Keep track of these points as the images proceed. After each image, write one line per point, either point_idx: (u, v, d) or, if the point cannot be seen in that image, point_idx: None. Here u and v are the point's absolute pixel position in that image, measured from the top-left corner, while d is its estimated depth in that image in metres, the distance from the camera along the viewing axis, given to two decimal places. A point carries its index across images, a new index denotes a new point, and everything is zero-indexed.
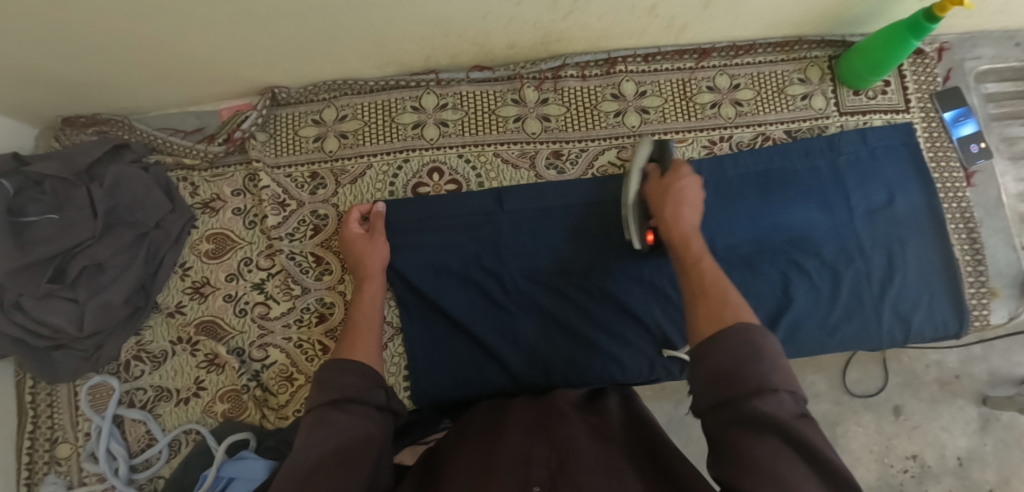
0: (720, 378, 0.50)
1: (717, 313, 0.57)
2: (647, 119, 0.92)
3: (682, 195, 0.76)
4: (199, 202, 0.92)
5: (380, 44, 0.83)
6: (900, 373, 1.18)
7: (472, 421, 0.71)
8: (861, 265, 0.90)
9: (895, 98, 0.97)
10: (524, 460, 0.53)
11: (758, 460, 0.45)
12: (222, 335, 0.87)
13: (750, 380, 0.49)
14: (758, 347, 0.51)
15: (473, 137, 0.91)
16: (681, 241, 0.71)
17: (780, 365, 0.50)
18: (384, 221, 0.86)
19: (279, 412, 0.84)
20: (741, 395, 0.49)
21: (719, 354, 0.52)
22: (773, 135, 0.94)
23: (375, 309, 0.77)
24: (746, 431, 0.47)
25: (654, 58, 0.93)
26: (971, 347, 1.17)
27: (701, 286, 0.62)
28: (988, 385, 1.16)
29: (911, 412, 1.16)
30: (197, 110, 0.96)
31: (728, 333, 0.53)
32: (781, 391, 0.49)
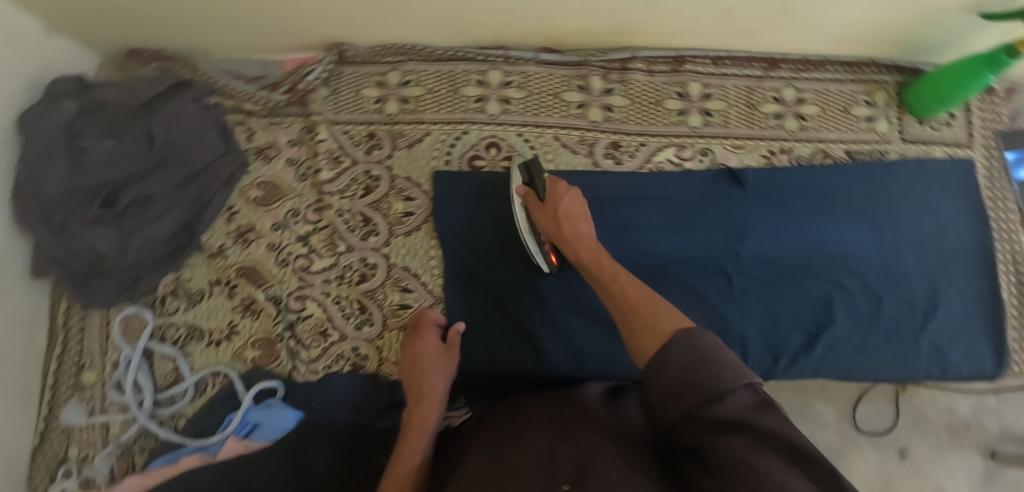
0: (676, 395, 0.48)
1: (652, 327, 0.54)
2: (709, 122, 0.92)
3: (571, 211, 0.77)
4: (253, 147, 0.91)
5: (456, 13, 0.83)
6: (911, 413, 1.17)
7: (496, 411, 0.72)
8: (904, 292, 0.90)
9: (959, 132, 0.96)
10: (550, 459, 0.53)
11: (734, 460, 0.43)
12: (262, 281, 0.87)
13: (707, 387, 0.47)
14: (702, 349, 0.49)
15: (534, 118, 0.90)
16: (592, 264, 0.69)
17: (728, 360, 0.48)
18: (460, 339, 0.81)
19: (310, 366, 0.84)
20: (701, 403, 0.47)
21: (668, 369, 0.49)
22: (834, 154, 0.93)
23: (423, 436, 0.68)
24: (716, 435, 0.46)
25: (724, 62, 0.93)
26: (986, 397, 1.17)
27: (628, 308, 0.60)
28: (998, 438, 1.15)
29: (916, 455, 1.15)
30: (261, 58, 0.96)
31: (669, 347, 0.51)
32: (737, 387, 0.47)
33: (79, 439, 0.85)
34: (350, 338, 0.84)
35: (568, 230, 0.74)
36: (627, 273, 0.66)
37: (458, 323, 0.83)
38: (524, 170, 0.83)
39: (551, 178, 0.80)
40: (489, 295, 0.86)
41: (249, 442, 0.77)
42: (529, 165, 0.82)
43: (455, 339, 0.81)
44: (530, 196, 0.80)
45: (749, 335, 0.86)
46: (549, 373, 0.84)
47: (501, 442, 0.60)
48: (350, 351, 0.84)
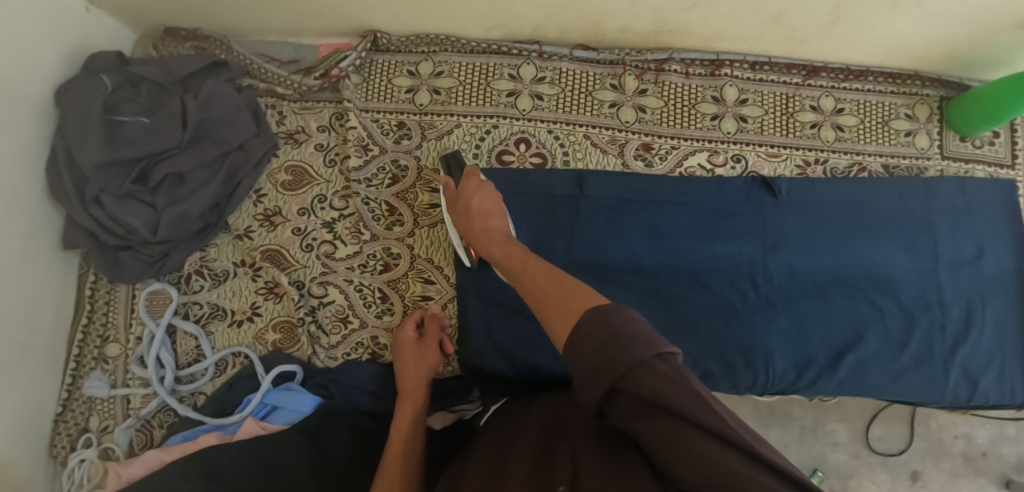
0: (591, 377, 0.46)
1: (563, 309, 0.51)
2: (744, 128, 0.90)
3: (483, 207, 0.75)
4: (283, 131, 0.91)
5: (496, 4, 0.82)
6: (925, 438, 1.15)
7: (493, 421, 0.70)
8: (937, 315, 0.88)
9: (1002, 151, 0.93)
10: (548, 460, 0.53)
11: (673, 447, 0.43)
12: (285, 265, 0.87)
13: (618, 366, 0.44)
14: (610, 326, 0.46)
15: (566, 115, 0.89)
16: (503, 257, 0.67)
17: (641, 333, 0.45)
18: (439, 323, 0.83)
19: (329, 352, 0.84)
20: (619, 384, 0.44)
21: (579, 349, 0.47)
22: (871, 167, 0.91)
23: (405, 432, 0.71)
24: (646, 417, 0.44)
25: (762, 67, 0.91)
26: (1005, 427, 1.15)
27: (540, 295, 0.57)
28: (1014, 468, 1.13)
29: (929, 481, 1.14)
30: (296, 42, 0.95)
31: (580, 328, 0.48)
32: (650, 360, 0.44)
33: (100, 409, 0.86)
34: (370, 327, 0.84)
35: (478, 227, 0.73)
36: (535, 257, 0.64)
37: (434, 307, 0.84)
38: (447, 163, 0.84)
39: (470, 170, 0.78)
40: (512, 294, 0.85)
41: (266, 424, 0.78)
42: (450, 157, 0.84)
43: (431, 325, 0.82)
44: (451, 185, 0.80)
45: (775, 348, 0.85)
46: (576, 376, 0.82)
47: (500, 447, 0.61)
48: (369, 340, 0.84)
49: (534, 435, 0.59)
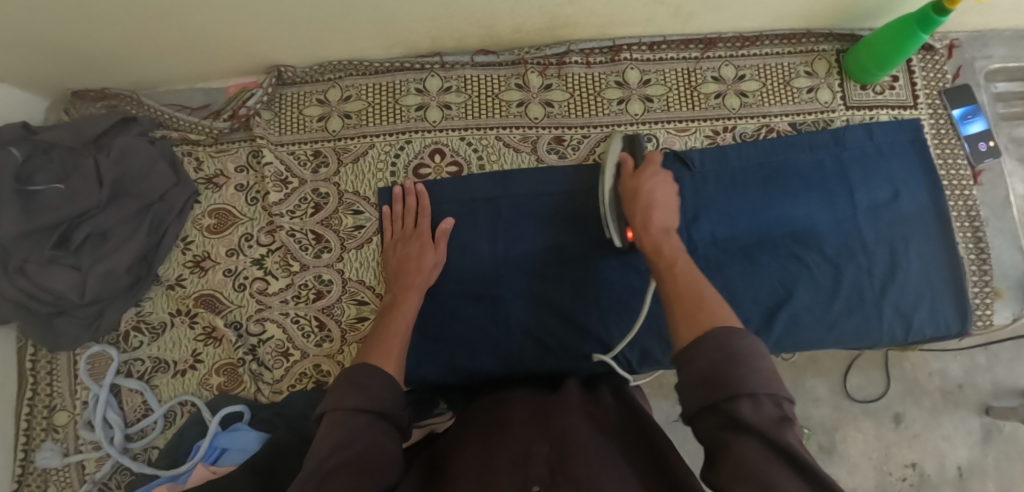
0: (696, 387, 0.49)
1: (695, 316, 0.56)
2: (650, 108, 0.91)
3: (653, 197, 0.75)
4: (203, 177, 0.91)
5: (388, 23, 0.83)
6: (901, 380, 1.17)
7: (471, 417, 0.71)
8: (862, 261, 0.89)
9: (903, 94, 0.96)
10: (524, 459, 0.53)
11: (741, 462, 0.43)
12: (221, 308, 0.87)
13: (729, 384, 0.47)
14: (734, 350, 0.49)
15: (475, 120, 0.91)
16: (654, 248, 0.69)
17: (760, 368, 0.48)
18: (447, 240, 0.84)
19: (274, 387, 0.85)
20: (722, 403, 0.47)
21: (695, 362, 0.51)
22: (778, 127, 0.93)
23: (404, 326, 0.74)
24: (728, 437, 0.46)
25: (660, 47, 0.93)
26: (976, 357, 1.17)
27: (673, 293, 0.61)
28: (991, 395, 1.15)
29: (912, 421, 1.16)
30: (205, 87, 0.96)
31: (705, 340, 0.52)
32: (760, 395, 0.46)
33: (56, 479, 0.86)
34: (311, 356, 0.85)
35: (641, 217, 0.73)
36: (685, 261, 0.66)
37: (445, 222, 0.85)
38: (627, 143, 0.86)
39: (652, 157, 0.80)
40: (449, 301, 0.87)
41: (216, 468, 0.77)
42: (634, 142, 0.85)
43: (441, 239, 0.84)
44: (627, 167, 0.81)
45: None
46: (517, 373, 0.85)
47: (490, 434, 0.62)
48: (312, 369, 0.85)
49: (516, 434, 0.60)
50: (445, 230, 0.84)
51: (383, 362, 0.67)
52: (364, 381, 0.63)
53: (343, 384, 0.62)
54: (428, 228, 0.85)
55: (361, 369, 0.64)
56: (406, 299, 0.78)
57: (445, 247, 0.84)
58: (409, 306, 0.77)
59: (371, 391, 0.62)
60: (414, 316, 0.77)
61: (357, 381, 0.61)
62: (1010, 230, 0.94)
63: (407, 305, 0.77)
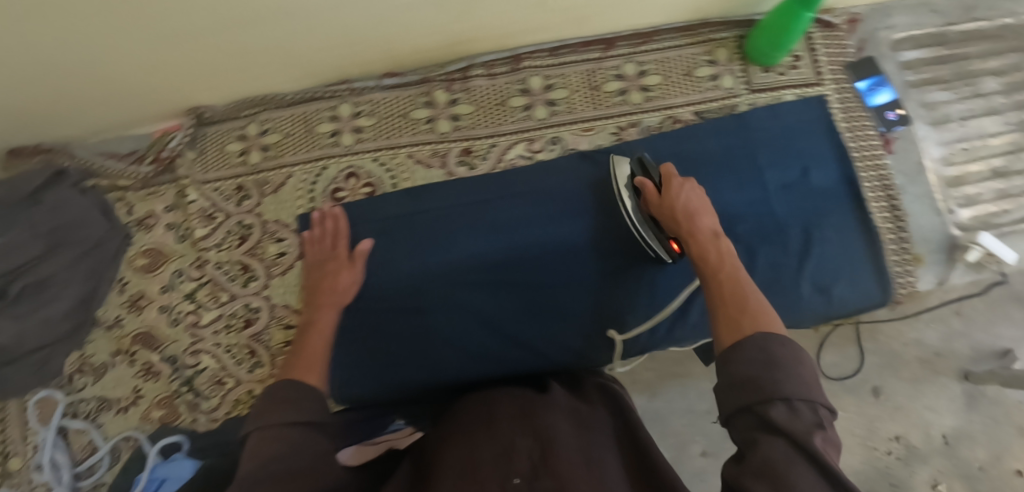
0: (736, 387, 0.50)
1: (735, 323, 0.57)
2: (555, 111, 0.94)
3: (689, 206, 0.74)
4: (134, 219, 0.95)
5: (289, 57, 0.87)
6: (878, 353, 1.17)
7: (454, 414, 0.72)
8: (777, 239, 0.91)
9: (807, 72, 0.97)
10: (508, 453, 0.56)
11: (765, 459, 0.44)
12: (157, 344, 0.90)
13: (767, 387, 0.48)
14: (772, 355, 0.51)
15: (387, 141, 0.94)
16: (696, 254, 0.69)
17: (797, 373, 0.50)
18: (365, 259, 0.86)
19: (211, 415, 0.88)
20: (755, 405, 0.48)
21: (736, 365, 0.52)
22: (682, 117, 0.95)
23: (325, 333, 0.77)
24: (759, 438, 0.47)
25: (561, 51, 0.96)
26: (951, 323, 1.18)
27: (719, 298, 0.62)
28: (970, 360, 1.17)
29: (892, 392, 1.16)
30: (134, 133, 0.99)
31: (746, 344, 0.53)
32: (794, 398, 0.48)
33: None
34: (245, 382, 0.88)
35: (684, 226, 0.73)
36: (735, 265, 0.66)
37: (363, 244, 0.86)
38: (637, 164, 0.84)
39: (669, 171, 0.78)
40: (372, 316, 0.88)
41: None
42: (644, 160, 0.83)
43: (359, 257, 0.85)
44: (649, 189, 0.79)
45: (625, 309, 0.89)
46: (445, 381, 0.87)
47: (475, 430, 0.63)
48: (246, 394, 0.88)
49: (501, 432, 0.61)
50: (362, 251, 0.86)
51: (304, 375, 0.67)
52: (291, 394, 0.63)
53: (271, 402, 0.61)
54: (344, 249, 0.87)
55: (287, 384, 0.64)
56: (321, 316, 0.80)
57: (362, 265, 0.86)
58: (325, 322, 0.79)
59: (302, 405, 0.62)
60: (332, 331, 0.79)
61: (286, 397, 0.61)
62: (928, 194, 0.95)
63: (324, 322, 0.79)
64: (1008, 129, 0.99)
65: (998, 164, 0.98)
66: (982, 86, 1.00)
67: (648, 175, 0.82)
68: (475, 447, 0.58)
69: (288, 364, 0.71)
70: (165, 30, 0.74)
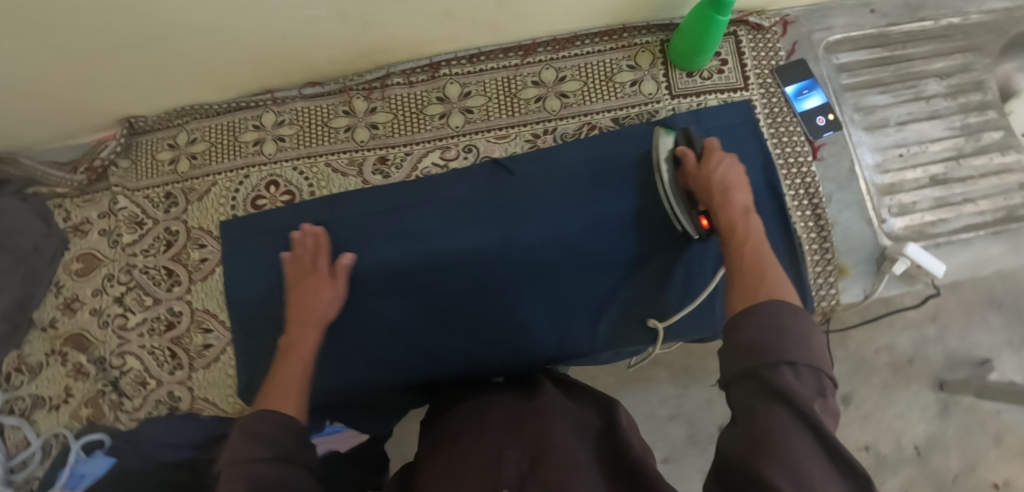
0: (743, 352, 0.51)
1: (749, 293, 0.58)
2: (471, 119, 0.94)
3: (727, 182, 0.75)
4: (71, 225, 0.98)
5: (207, 70, 0.89)
6: (850, 360, 1.22)
7: (453, 416, 0.74)
8: (694, 250, 0.88)
9: (733, 77, 0.94)
10: (495, 464, 0.57)
11: (766, 426, 0.45)
12: (87, 345, 0.94)
13: (773, 352, 0.49)
14: (779, 323, 0.52)
15: (306, 149, 0.96)
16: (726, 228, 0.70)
17: (806, 341, 0.50)
18: (346, 273, 0.85)
19: (132, 415, 0.92)
20: (760, 369, 0.49)
21: (744, 330, 0.53)
22: (600, 124, 0.93)
23: (302, 360, 0.74)
24: (759, 402, 0.47)
25: (478, 59, 0.96)
26: (925, 330, 1.23)
27: (736, 274, 0.63)
28: (944, 368, 1.21)
29: (863, 401, 1.20)
30: (75, 143, 1.02)
31: (759, 310, 0.54)
32: (796, 363, 0.48)
33: None
34: (165, 384, 0.92)
35: (718, 200, 0.73)
36: (760, 241, 0.67)
37: (344, 258, 0.85)
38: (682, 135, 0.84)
39: (710, 144, 0.78)
40: (284, 318, 0.91)
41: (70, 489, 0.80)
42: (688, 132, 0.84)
43: (338, 271, 0.85)
44: (690, 159, 0.79)
45: (532, 321, 0.87)
46: (352, 388, 0.87)
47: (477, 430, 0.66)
48: (166, 395, 0.92)
49: (492, 438, 0.63)
50: (343, 265, 0.85)
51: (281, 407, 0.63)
52: (258, 427, 0.58)
53: (237, 438, 0.57)
54: (326, 265, 0.85)
55: (257, 416, 0.59)
56: (303, 337, 0.77)
57: (343, 280, 0.85)
58: (303, 343, 0.76)
59: (262, 436, 0.57)
60: (312, 355, 0.76)
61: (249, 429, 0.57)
62: (861, 203, 0.91)
63: (304, 343, 0.76)
64: (950, 134, 0.95)
65: (936, 171, 0.94)
66: (926, 89, 0.96)
67: (692, 146, 0.81)
68: (463, 454, 0.61)
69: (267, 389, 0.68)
70: (83, 46, 0.78)
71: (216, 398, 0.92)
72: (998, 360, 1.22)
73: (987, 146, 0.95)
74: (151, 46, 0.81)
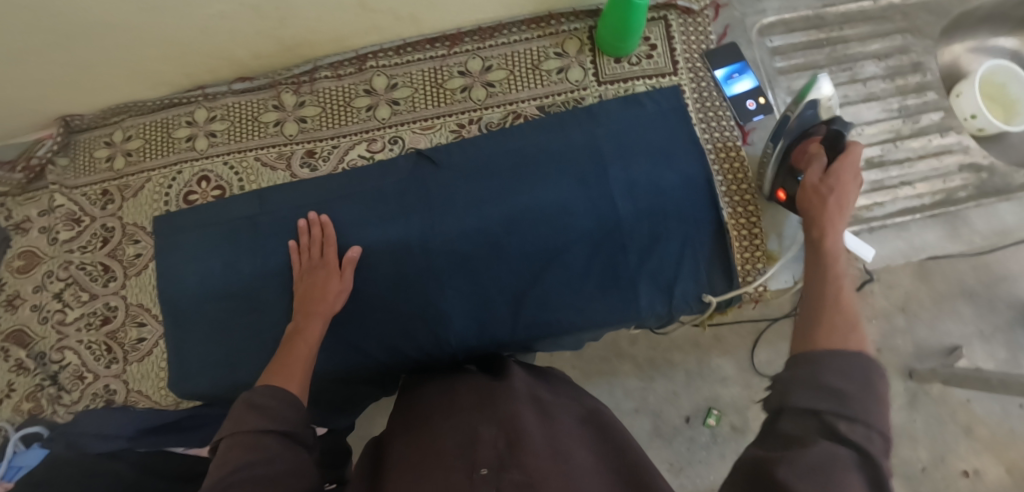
0: (817, 387, 0.49)
1: (838, 331, 0.56)
2: (397, 111, 0.95)
3: (837, 186, 0.72)
4: (12, 224, 0.99)
5: (132, 67, 0.90)
6: None
7: (465, 378, 0.73)
8: (619, 237, 0.86)
9: (661, 62, 0.93)
10: (471, 443, 0.53)
11: (815, 463, 0.43)
12: (28, 341, 0.96)
13: (849, 403, 0.47)
14: (865, 374, 0.50)
15: (237, 145, 0.97)
16: (818, 240, 0.69)
17: (884, 400, 0.49)
18: (355, 267, 0.85)
19: (70, 408, 0.93)
20: (828, 413, 0.47)
21: (825, 368, 0.51)
22: (526, 113, 0.93)
23: (308, 347, 0.75)
24: (819, 442, 0.46)
25: (405, 50, 0.96)
26: (894, 319, 1.19)
27: (819, 304, 0.61)
28: (914, 357, 1.17)
29: None
30: (17, 142, 1.02)
31: (848, 352, 0.52)
32: (872, 425, 0.46)
33: None
34: (103, 377, 0.93)
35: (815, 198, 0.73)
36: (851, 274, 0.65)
37: (352, 250, 0.86)
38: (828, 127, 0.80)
39: (851, 147, 0.74)
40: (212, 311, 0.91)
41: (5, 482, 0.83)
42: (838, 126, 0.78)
43: (348, 265, 0.85)
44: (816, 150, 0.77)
45: (454, 310, 0.87)
46: None
47: (452, 410, 0.62)
48: (102, 389, 0.93)
49: (461, 417, 0.59)
50: (351, 259, 0.85)
51: (285, 384, 0.67)
52: (267, 403, 0.61)
53: (242, 410, 0.59)
54: (334, 258, 0.86)
55: (263, 391, 0.62)
56: (309, 325, 0.78)
57: (351, 274, 0.85)
58: (312, 332, 0.78)
59: (273, 413, 0.60)
60: (317, 343, 0.77)
61: (258, 405, 0.60)
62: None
63: (311, 333, 0.78)
64: (889, 116, 0.94)
65: (872, 154, 0.92)
66: (862, 70, 0.95)
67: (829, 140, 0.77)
68: (438, 435, 0.57)
69: (271, 372, 0.69)
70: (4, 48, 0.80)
71: (147, 391, 0.93)
72: (968, 348, 1.17)
73: (927, 127, 0.94)
74: (70, 44, 0.82)
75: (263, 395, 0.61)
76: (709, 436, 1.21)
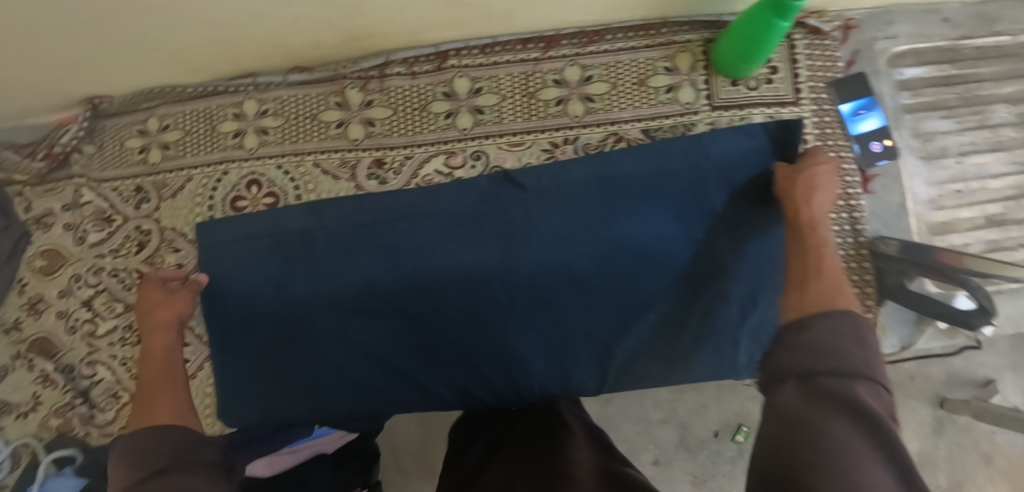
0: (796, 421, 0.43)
1: (826, 300, 0.56)
2: (480, 121, 0.84)
3: (813, 183, 0.71)
4: (32, 218, 0.87)
5: (170, 50, 0.76)
6: None
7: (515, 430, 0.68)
8: (718, 285, 0.79)
9: (783, 88, 0.82)
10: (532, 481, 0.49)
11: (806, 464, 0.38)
12: (54, 352, 0.86)
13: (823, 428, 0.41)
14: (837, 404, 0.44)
15: (293, 146, 0.85)
16: (809, 225, 0.68)
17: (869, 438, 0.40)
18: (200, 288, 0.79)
19: (105, 429, 0.85)
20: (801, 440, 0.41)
21: (812, 332, 0.50)
22: (628, 136, 0.82)
23: (152, 368, 0.71)
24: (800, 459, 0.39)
25: (492, 49, 0.84)
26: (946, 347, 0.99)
27: (803, 274, 0.62)
28: (945, 386, 1.03)
29: None
30: (33, 121, 0.89)
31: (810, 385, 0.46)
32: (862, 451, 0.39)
33: None
34: None
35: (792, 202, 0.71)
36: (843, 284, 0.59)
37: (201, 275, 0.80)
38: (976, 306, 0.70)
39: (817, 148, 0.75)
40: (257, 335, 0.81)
41: None
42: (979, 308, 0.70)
43: (192, 286, 0.79)
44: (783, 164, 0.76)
45: (534, 354, 0.79)
46: (335, 416, 0.81)
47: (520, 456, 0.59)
48: None
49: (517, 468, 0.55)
50: (195, 281, 0.79)
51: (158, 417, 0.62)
52: (140, 442, 0.57)
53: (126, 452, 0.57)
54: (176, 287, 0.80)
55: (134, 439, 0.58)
56: (153, 339, 0.74)
57: (191, 295, 0.79)
58: (155, 346, 0.73)
59: (162, 452, 0.56)
60: (170, 362, 0.73)
61: (131, 447, 0.56)
62: (932, 267, 0.71)
63: (157, 345, 0.74)
64: (1014, 169, 0.85)
65: (994, 211, 0.85)
66: (992, 116, 0.86)
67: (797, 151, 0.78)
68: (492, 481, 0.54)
69: (139, 410, 0.64)
70: (21, 19, 0.64)
71: None
72: (1001, 382, 1.02)
73: None
74: (99, 23, 0.67)
75: (135, 440, 0.58)
76: (735, 452, 1.05)
